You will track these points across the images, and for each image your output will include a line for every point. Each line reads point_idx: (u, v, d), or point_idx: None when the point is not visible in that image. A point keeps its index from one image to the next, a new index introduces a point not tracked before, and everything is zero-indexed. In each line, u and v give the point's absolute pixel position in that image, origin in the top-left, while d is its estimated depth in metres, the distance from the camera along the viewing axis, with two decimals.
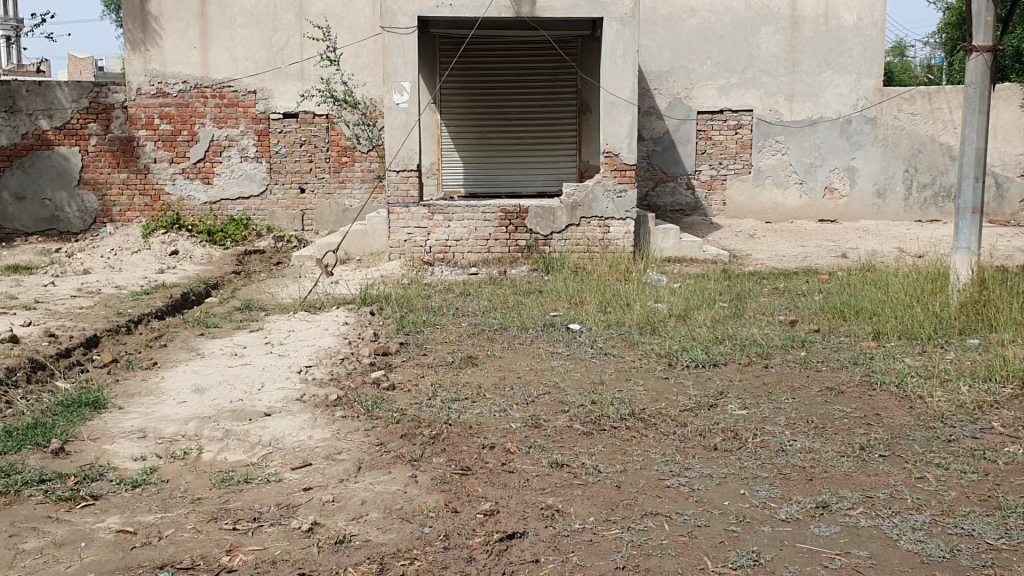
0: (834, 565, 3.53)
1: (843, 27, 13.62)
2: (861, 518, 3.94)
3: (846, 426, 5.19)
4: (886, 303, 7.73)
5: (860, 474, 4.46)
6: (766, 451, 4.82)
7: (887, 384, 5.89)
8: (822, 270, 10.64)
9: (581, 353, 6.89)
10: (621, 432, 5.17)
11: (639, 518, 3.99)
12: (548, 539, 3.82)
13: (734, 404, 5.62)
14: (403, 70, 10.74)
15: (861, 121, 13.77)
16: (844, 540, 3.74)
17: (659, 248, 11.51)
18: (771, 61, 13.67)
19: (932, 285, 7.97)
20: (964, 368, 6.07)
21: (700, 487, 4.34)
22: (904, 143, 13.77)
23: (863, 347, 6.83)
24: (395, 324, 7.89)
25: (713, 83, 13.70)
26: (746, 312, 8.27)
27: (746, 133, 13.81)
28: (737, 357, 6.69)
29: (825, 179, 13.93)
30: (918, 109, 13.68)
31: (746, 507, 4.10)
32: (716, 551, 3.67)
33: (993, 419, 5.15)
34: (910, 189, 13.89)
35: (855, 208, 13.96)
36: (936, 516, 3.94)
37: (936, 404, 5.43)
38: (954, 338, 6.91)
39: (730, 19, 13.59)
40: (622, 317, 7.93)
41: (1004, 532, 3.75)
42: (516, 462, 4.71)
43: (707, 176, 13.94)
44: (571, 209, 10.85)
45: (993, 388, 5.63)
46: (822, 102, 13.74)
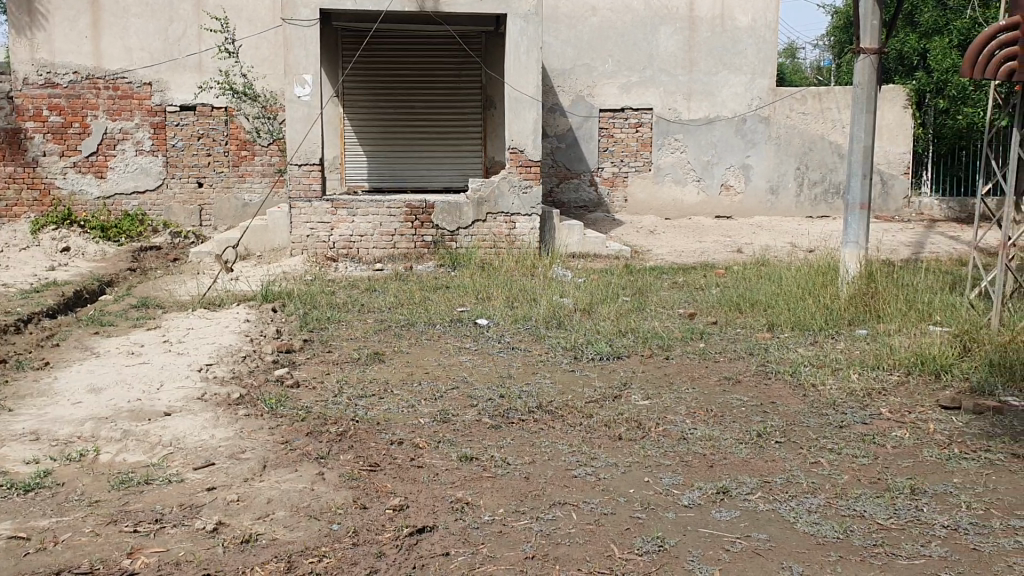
0: (735, 548, 3.65)
1: (738, 28, 14.01)
2: (759, 502, 4.09)
3: (743, 414, 5.37)
4: (780, 296, 8.01)
5: (758, 460, 4.62)
6: (668, 440, 4.96)
7: (781, 373, 6.11)
8: (719, 265, 10.94)
9: (488, 348, 6.92)
10: (528, 424, 5.23)
11: (547, 508, 4.05)
12: (457, 532, 3.84)
13: (637, 395, 5.75)
14: (304, 63, 10.59)
15: (755, 120, 14.19)
16: (744, 524, 3.87)
17: (564, 243, 11.64)
18: (670, 61, 13.97)
19: (823, 277, 8.31)
20: (854, 357, 6.35)
21: (606, 476, 4.43)
22: (796, 141, 14.26)
23: (758, 338, 7.07)
24: (299, 321, 7.78)
25: (614, 82, 13.92)
26: (647, 306, 8.45)
27: (646, 131, 14.08)
28: (639, 349, 6.84)
29: (721, 176, 14.30)
30: (809, 109, 14.18)
31: (651, 494, 4.21)
32: (622, 538, 3.76)
33: (881, 405, 5.40)
34: (802, 186, 14.37)
35: (749, 205, 14.38)
36: (830, 498, 4.12)
37: (828, 392, 5.67)
38: (844, 329, 7.23)
39: (631, 18, 13.83)
40: (528, 311, 7.99)
41: (893, 511, 3.94)
42: (424, 457, 4.71)
43: (610, 173, 14.15)
44: (477, 205, 10.88)
45: (880, 375, 5.90)
46: (718, 101, 14.11)
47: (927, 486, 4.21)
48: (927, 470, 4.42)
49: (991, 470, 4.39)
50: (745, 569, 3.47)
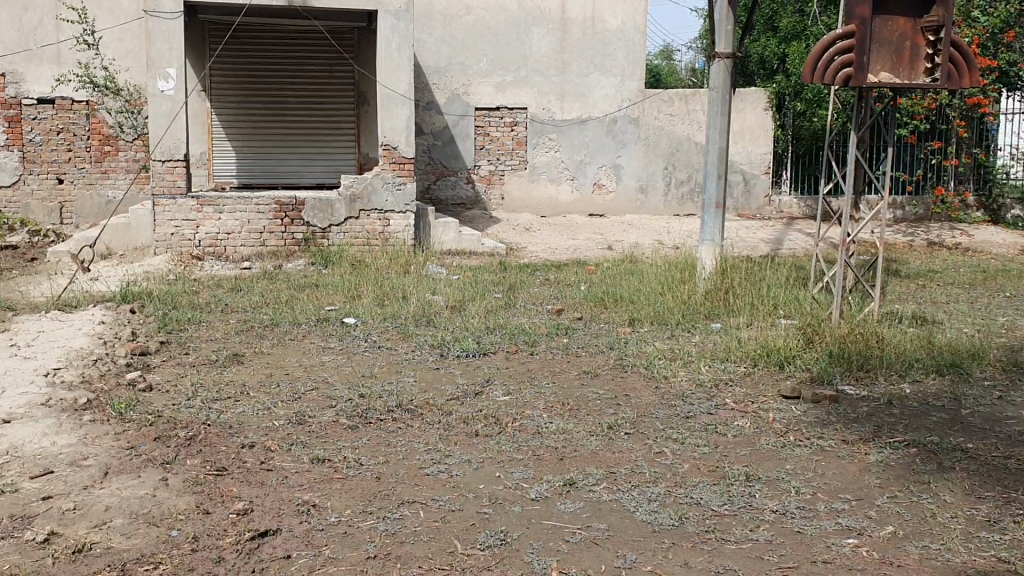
0: (574, 539, 3.73)
1: (609, 30, 14.28)
2: (603, 493, 4.20)
3: (597, 407, 5.50)
4: (642, 292, 8.24)
5: (606, 452, 4.75)
6: (523, 434, 5.03)
7: (637, 367, 6.30)
8: (589, 261, 11.17)
9: (352, 347, 6.88)
10: (386, 423, 5.21)
11: (395, 507, 4.05)
12: (301, 534, 3.81)
13: (498, 391, 5.82)
14: (167, 56, 10.27)
15: (625, 121, 14.49)
16: (586, 515, 3.96)
17: (438, 240, 11.65)
18: (543, 61, 14.14)
19: (683, 273, 8.60)
20: (707, 350, 6.60)
21: (457, 473, 4.46)
22: (664, 141, 14.62)
23: (620, 333, 7.27)
24: (157, 322, 7.55)
25: (489, 81, 14.03)
26: (516, 302, 8.55)
27: (521, 130, 14.24)
28: (505, 346, 6.92)
29: (594, 175, 14.55)
30: (676, 110, 14.57)
31: (499, 489, 4.26)
32: (467, 533, 3.80)
33: (727, 396, 5.63)
34: (669, 185, 14.75)
35: (620, 203, 14.70)
36: (670, 487, 4.26)
37: (679, 384, 5.87)
38: (700, 323, 7.49)
39: (504, 18, 13.96)
40: (397, 309, 7.96)
41: (728, 499, 4.11)
42: (275, 459, 4.65)
43: (486, 172, 14.27)
44: (349, 202, 10.78)
45: (729, 367, 6.15)
46: (590, 101, 14.36)
47: (761, 473, 4.40)
48: (763, 458, 4.62)
49: (821, 456, 4.62)
50: (581, 559, 3.56)
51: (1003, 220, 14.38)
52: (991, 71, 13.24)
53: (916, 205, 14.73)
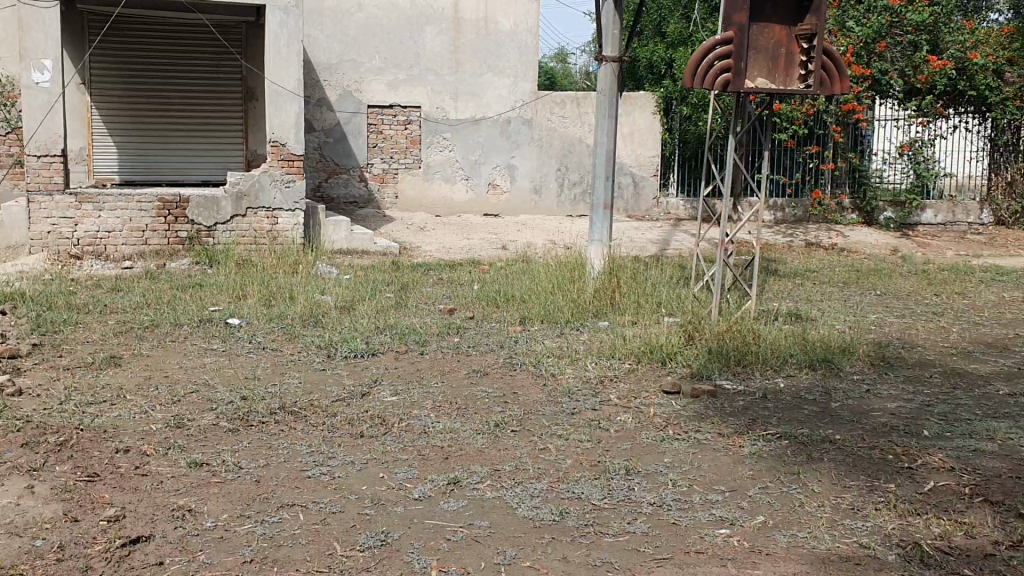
0: (455, 537, 3.74)
1: (501, 32, 14.35)
2: (487, 490, 4.23)
3: (485, 405, 5.53)
4: (533, 291, 8.32)
5: (491, 449, 4.78)
6: (409, 434, 5.01)
7: (526, 365, 6.36)
8: (483, 261, 11.21)
9: (237, 349, 6.73)
10: (269, 426, 5.12)
11: (275, 510, 3.99)
12: (175, 540, 3.71)
13: (386, 391, 5.78)
14: (43, 46, 9.82)
15: (518, 122, 14.57)
16: (469, 513, 3.98)
17: (329, 240, 11.50)
18: (436, 60, 14.17)
19: (572, 272, 8.73)
20: (594, 348, 6.71)
21: (340, 475, 4.41)
22: (557, 142, 14.73)
23: (510, 331, 7.32)
24: (29, 324, 7.23)
25: (382, 78, 14.00)
26: (408, 302, 8.51)
27: (414, 129, 14.25)
28: (394, 346, 6.88)
29: (488, 176, 14.61)
30: (568, 112, 14.68)
31: (382, 489, 4.23)
32: (347, 534, 3.76)
33: (612, 392, 5.74)
34: (562, 187, 14.87)
35: (514, 204, 14.79)
36: (553, 482, 4.32)
37: (566, 381, 5.96)
38: (589, 321, 7.61)
39: (396, 16, 13.92)
40: (284, 310, 7.82)
41: (608, 493, 4.19)
42: (150, 464, 4.52)
43: (379, 170, 14.24)
44: (236, 199, 10.54)
45: (614, 364, 6.28)
46: (483, 102, 14.41)
47: (640, 466, 4.51)
48: (643, 452, 4.73)
49: (698, 449, 4.75)
50: (462, 557, 3.57)
51: (876, 222, 15.09)
52: (864, 79, 14.01)
53: (795, 207, 15.31)
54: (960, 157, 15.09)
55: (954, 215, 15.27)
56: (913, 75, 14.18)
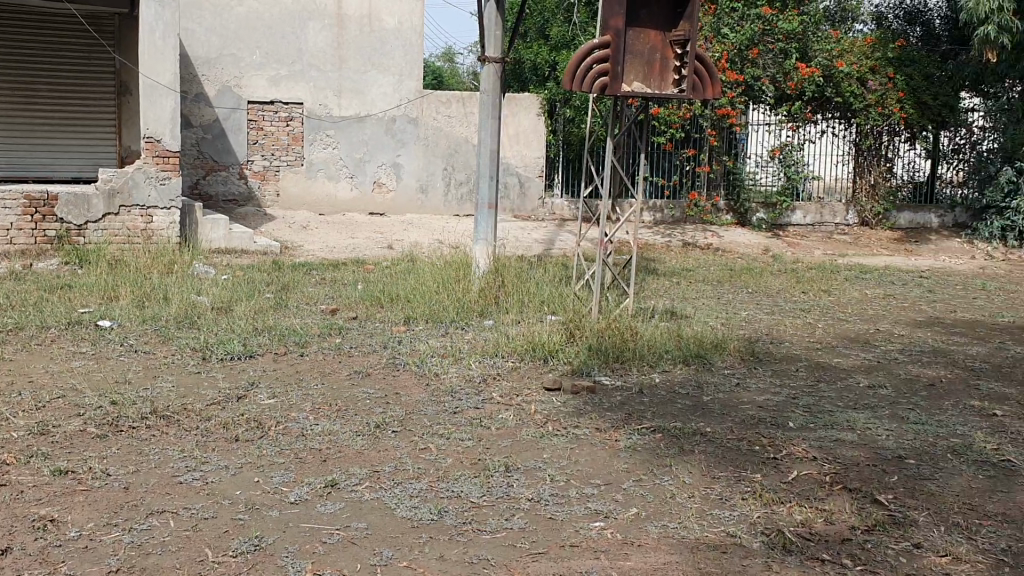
0: (331, 540, 3.71)
1: (385, 30, 14.24)
2: (365, 492, 4.21)
3: (365, 406, 5.50)
4: (417, 291, 8.32)
5: (371, 450, 4.76)
6: (287, 437, 4.94)
7: (408, 364, 6.35)
8: (368, 261, 11.12)
9: (107, 352, 6.49)
10: (140, 431, 4.96)
11: (143, 518, 3.87)
12: (34, 552, 3.56)
13: (264, 394, 5.68)
14: None
15: (403, 121, 14.48)
16: (346, 515, 3.96)
17: (207, 239, 11.23)
18: (319, 56, 13.99)
19: (458, 272, 8.76)
20: (477, 346, 6.76)
21: (214, 479, 4.32)
22: (443, 142, 14.70)
23: (394, 331, 7.30)
24: None
25: (263, 74, 13.78)
26: (289, 302, 8.38)
27: (296, 126, 14.05)
28: (273, 347, 6.76)
29: (373, 174, 14.48)
30: (454, 112, 14.67)
31: (257, 494, 4.16)
32: (219, 540, 3.69)
33: (493, 390, 5.80)
34: (449, 186, 14.85)
35: (400, 203, 14.70)
36: (432, 482, 4.34)
37: (448, 380, 5.99)
38: (472, 320, 7.65)
39: (278, 11, 13.74)
40: (158, 311, 7.59)
41: (487, 490, 4.23)
42: (10, 473, 4.32)
43: (260, 167, 13.98)
44: (107, 198, 10.19)
45: (497, 362, 6.35)
46: (368, 99, 14.28)
47: (519, 463, 4.57)
48: (522, 448, 4.80)
49: (575, 445, 4.84)
50: (337, 559, 3.55)
51: (749, 223, 15.65)
52: (737, 85, 14.69)
53: (672, 208, 15.64)
54: (827, 161, 15.80)
55: (822, 216, 15.96)
56: (784, 81, 14.80)
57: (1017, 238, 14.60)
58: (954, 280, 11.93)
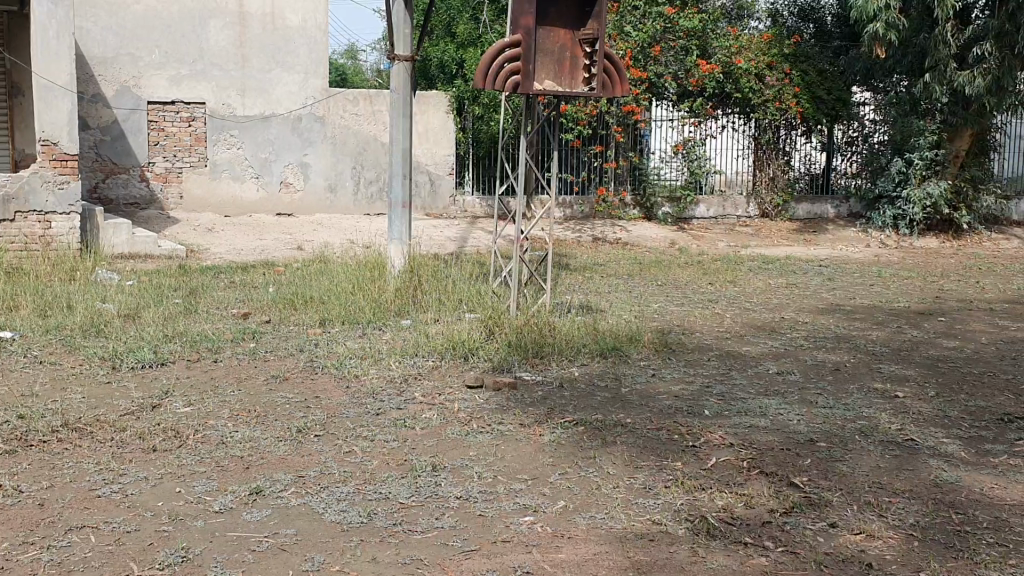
0: (261, 547, 3.66)
1: (289, 28, 14.03)
2: (291, 497, 4.16)
3: (285, 411, 5.42)
4: (332, 292, 8.24)
5: (294, 456, 4.70)
6: (206, 446, 4.83)
7: (327, 367, 6.29)
8: (278, 262, 10.95)
9: (10, 364, 6.23)
10: (51, 445, 4.79)
11: (61, 534, 3.74)
12: None
13: (179, 402, 5.54)
14: None
15: (310, 119, 14.28)
16: (273, 522, 3.90)
17: (109, 243, 10.87)
18: (221, 55, 13.70)
19: (372, 271, 8.72)
20: (396, 347, 6.75)
21: (134, 492, 4.20)
22: (351, 141, 14.55)
23: (309, 334, 7.21)
24: None
25: (163, 73, 13.41)
26: (199, 307, 8.19)
27: (199, 126, 13.70)
28: (186, 354, 6.60)
29: (280, 174, 14.24)
30: (361, 110, 14.54)
31: (180, 505, 4.07)
32: (144, 554, 3.59)
33: (415, 390, 5.79)
34: (358, 185, 14.71)
35: (308, 202, 14.48)
36: (359, 485, 4.31)
37: (369, 382, 5.96)
38: (390, 320, 7.62)
39: (177, 9, 13.39)
40: (61, 320, 7.31)
41: (415, 490, 4.23)
42: None
43: (162, 169, 13.61)
44: (2, 203, 9.82)
45: (417, 362, 6.36)
46: (273, 98, 14.03)
47: (446, 462, 4.58)
48: (447, 447, 4.81)
49: (500, 441, 4.88)
50: (268, 566, 3.50)
51: (655, 218, 15.92)
52: (642, 82, 15.00)
53: (582, 204, 15.76)
54: (728, 156, 16.23)
55: (725, 209, 16.43)
56: (686, 78, 15.18)
57: (908, 227, 15.25)
58: (852, 268, 12.41)
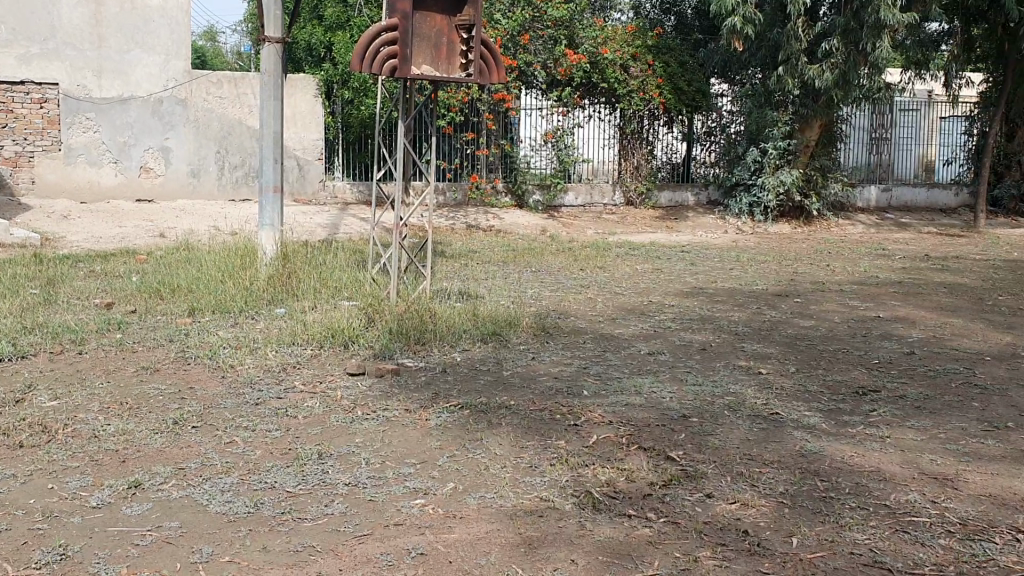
0: (145, 542, 3.56)
1: (149, 7, 13.43)
2: (173, 490, 4.05)
3: (159, 403, 5.26)
4: (201, 280, 8.00)
5: (173, 448, 4.57)
6: (77, 440, 4.64)
7: (200, 357, 6.12)
8: (140, 250, 10.54)
9: None
10: None
11: None
12: None
13: (44, 396, 5.29)
14: None
15: (171, 102, 13.74)
16: (156, 515, 3.80)
17: None
18: (75, 34, 13.12)
19: (243, 259, 8.52)
20: (271, 335, 6.65)
21: (2, 490, 4.00)
22: (214, 125, 14.06)
23: (178, 324, 6.98)
24: None
25: (11, 52, 12.79)
26: (58, 297, 7.79)
27: (51, 108, 13.11)
28: (47, 346, 6.29)
29: (139, 159, 13.69)
30: (225, 93, 14.07)
31: (54, 501, 3.90)
32: (19, 554, 3.43)
33: (295, 378, 5.73)
34: (222, 170, 14.22)
35: (170, 188, 13.94)
36: (243, 475, 4.24)
37: (244, 371, 5.85)
38: (263, 308, 7.49)
39: None
40: None
41: (301, 478, 4.20)
42: None
43: (12, 152, 12.99)
44: None
45: (294, 351, 6.28)
46: (131, 80, 13.46)
47: (332, 449, 4.56)
48: (332, 435, 4.77)
49: (385, 426, 4.89)
50: (153, 561, 3.41)
51: (526, 205, 16.15)
52: (512, 70, 15.13)
53: (454, 191, 15.71)
54: (596, 144, 16.55)
55: (592, 197, 16.75)
56: (554, 68, 15.38)
57: (763, 214, 15.98)
58: (712, 253, 12.93)
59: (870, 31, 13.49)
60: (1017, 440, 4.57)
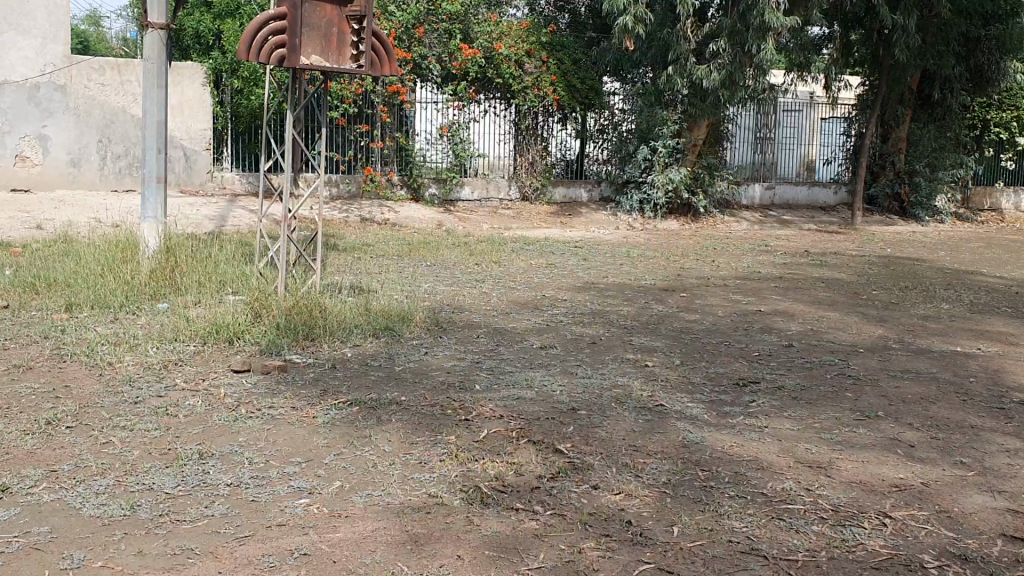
0: (10, 549, 3.39)
1: None
2: (44, 493, 3.87)
3: (31, 403, 5.02)
4: (79, 274, 7.66)
5: (44, 449, 4.37)
6: None
7: (76, 355, 5.86)
8: (13, 243, 10.03)
9: None
10: None
11: None
12: None
13: None
14: None
15: (49, 88, 13.17)
16: (24, 521, 3.62)
17: None
18: None
19: (125, 253, 8.21)
20: (153, 331, 6.43)
21: None
22: (96, 112, 13.53)
23: (54, 320, 6.67)
24: None
25: None
26: None
27: None
28: None
29: (14, 146, 13.06)
30: (108, 80, 13.57)
31: None
32: None
33: (177, 376, 5.56)
34: (105, 159, 13.67)
35: (48, 177, 13.32)
36: (119, 477, 4.08)
37: (124, 368, 5.64)
38: (146, 304, 7.24)
39: None
40: None
41: (182, 480, 4.07)
42: None
43: None
44: None
45: (177, 348, 6.10)
46: (5, 63, 12.84)
47: (214, 448, 4.44)
48: (214, 434, 4.64)
49: (271, 425, 4.79)
50: (19, 569, 3.25)
51: (422, 199, 16.01)
52: (406, 62, 15.02)
53: (348, 183, 15.52)
54: (491, 139, 16.60)
55: (487, 192, 16.79)
56: (449, 61, 15.37)
57: (652, 210, 16.32)
58: (604, 249, 13.13)
59: (755, 32, 13.89)
60: (886, 428, 4.79)
